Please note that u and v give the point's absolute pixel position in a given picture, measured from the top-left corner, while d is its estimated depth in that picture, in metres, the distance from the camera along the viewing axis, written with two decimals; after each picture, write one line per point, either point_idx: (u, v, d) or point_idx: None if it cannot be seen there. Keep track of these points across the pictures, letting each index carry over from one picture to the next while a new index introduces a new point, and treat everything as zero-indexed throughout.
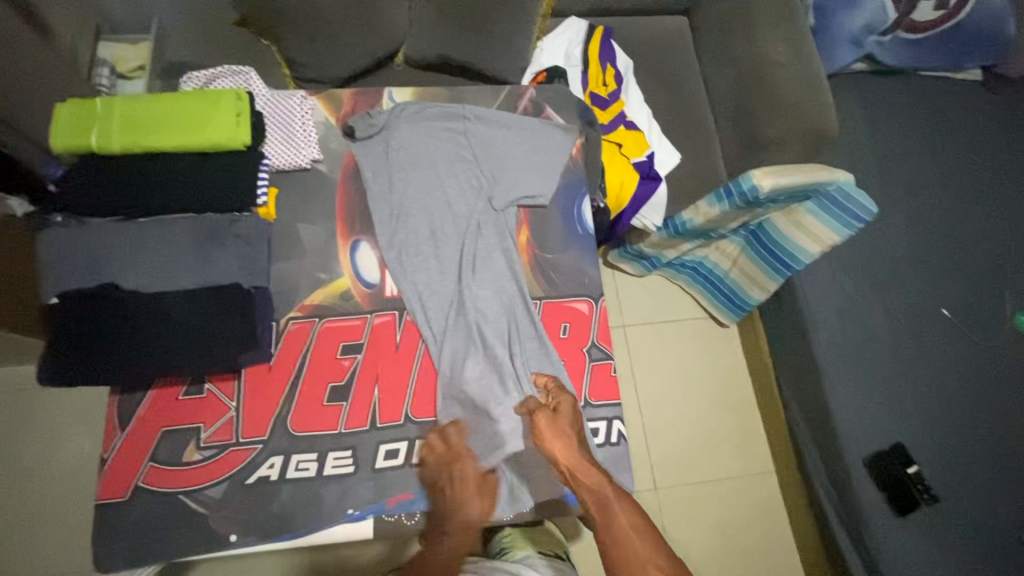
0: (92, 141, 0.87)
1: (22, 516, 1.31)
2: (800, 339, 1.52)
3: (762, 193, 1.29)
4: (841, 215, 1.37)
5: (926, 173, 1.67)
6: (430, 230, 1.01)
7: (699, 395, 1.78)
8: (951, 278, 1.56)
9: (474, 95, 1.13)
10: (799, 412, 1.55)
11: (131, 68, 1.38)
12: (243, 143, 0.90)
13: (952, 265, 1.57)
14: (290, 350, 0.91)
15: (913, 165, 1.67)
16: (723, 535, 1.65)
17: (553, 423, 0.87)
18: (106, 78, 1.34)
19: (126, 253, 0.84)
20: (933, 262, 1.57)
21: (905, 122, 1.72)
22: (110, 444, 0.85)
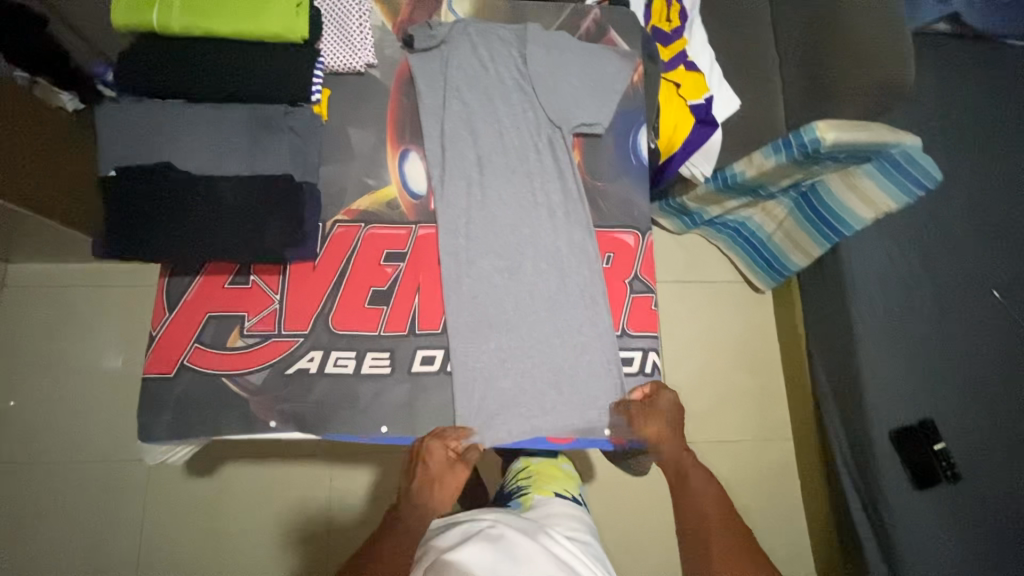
0: (154, 18, 0.85)
1: (73, 399, 1.43)
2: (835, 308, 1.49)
3: (825, 139, 1.24)
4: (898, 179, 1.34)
5: (995, 147, 1.57)
6: (477, 155, 0.98)
7: (725, 358, 1.76)
8: (1008, 259, 1.49)
9: (535, 11, 1.07)
10: (827, 381, 1.52)
11: None
12: (300, 35, 0.88)
13: (1010, 247, 1.50)
14: (334, 252, 0.92)
15: (983, 138, 1.57)
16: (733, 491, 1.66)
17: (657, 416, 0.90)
18: None
19: (184, 135, 0.84)
20: (991, 242, 1.50)
21: (982, 92, 1.61)
22: (160, 322, 0.87)
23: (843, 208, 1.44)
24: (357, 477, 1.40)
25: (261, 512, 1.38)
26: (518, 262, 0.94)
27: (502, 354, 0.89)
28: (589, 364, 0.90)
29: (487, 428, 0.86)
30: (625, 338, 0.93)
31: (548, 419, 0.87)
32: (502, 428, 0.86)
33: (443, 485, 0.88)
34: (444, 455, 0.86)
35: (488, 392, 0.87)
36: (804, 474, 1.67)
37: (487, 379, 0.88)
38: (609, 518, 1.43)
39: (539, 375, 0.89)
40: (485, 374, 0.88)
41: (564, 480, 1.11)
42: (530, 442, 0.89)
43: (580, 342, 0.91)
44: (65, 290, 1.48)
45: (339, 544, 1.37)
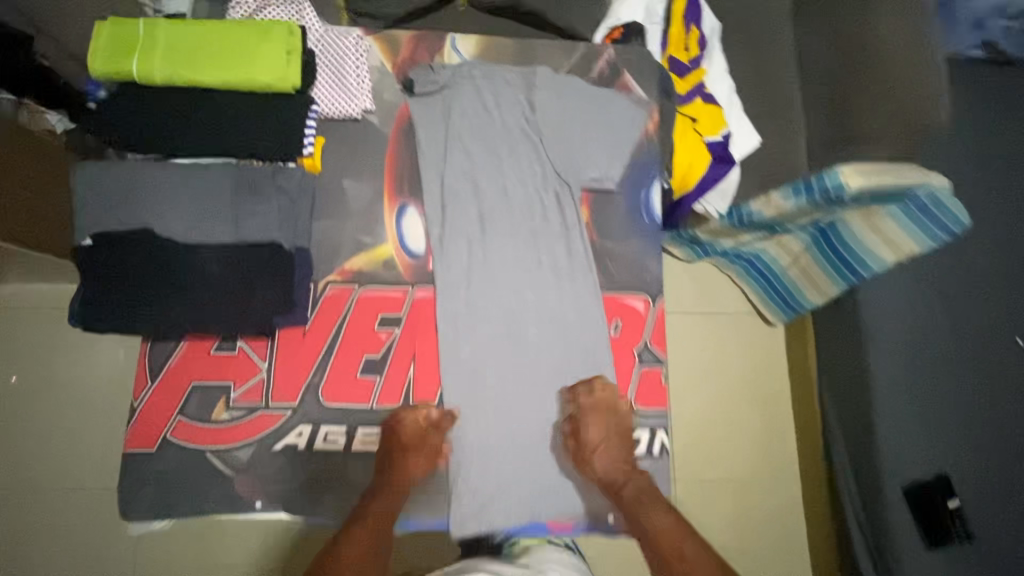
0: (133, 69, 0.79)
1: None
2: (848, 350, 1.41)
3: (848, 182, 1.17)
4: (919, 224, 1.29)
5: None
6: (479, 211, 0.92)
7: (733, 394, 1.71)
8: None
9: (545, 50, 0.99)
10: (838, 423, 1.48)
11: None
12: (292, 85, 0.83)
13: None
14: (326, 318, 0.86)
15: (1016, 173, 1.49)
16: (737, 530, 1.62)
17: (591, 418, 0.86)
18: None
19: (166, 200, 0.79)
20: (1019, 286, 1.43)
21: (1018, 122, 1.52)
22: (141, 393, 0.82)
23: (863, 249, 1.37)
24: None
25: None
26: (521, 331, 0.89)
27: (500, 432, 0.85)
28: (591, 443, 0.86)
29: (485, 512, 0.83)
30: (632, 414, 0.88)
31: (547, 500, 0.85)
32: (498, 510, 0.83)
33: (413, 459, 0.82)
34: (416, 426, 0.83)
35: (487, 469, 0.84)
36: (808, 514, 1.63)
37: (483, 460, 0.84)
38: None
39: (539, 454, 0.85)
40: (482, 454, 0.84)
41: None
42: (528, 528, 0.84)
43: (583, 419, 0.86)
44: None
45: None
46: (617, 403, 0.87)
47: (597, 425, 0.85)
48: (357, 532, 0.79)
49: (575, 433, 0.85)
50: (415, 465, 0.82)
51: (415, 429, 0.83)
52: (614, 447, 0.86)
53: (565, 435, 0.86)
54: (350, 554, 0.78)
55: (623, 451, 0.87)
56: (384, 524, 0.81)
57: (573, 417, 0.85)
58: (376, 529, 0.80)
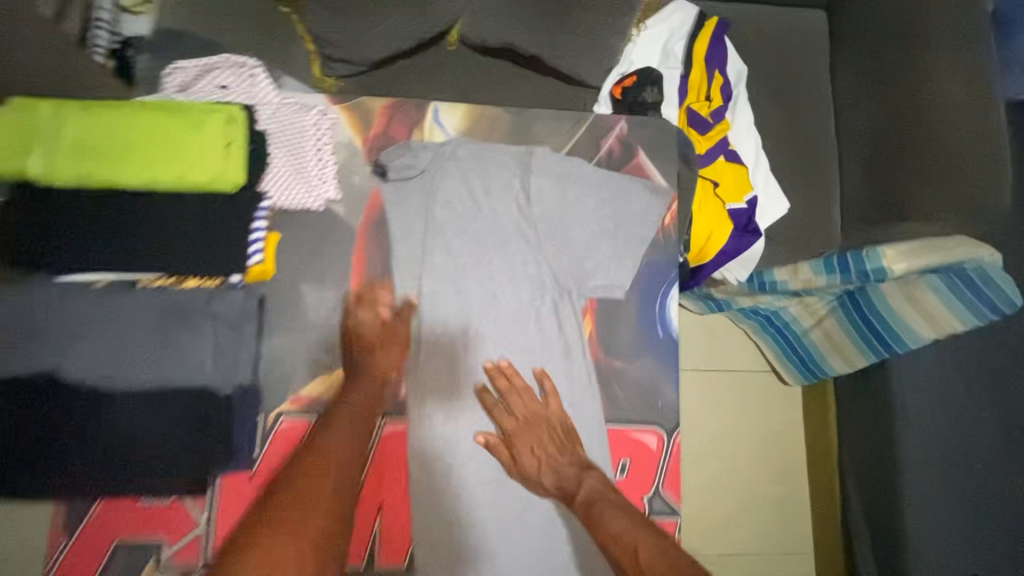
0: (36, 169, 0.64)
1: None
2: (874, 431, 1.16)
3: (886, 258, 0.99)
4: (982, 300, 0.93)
5: None
6: (462, 324, 0.77)
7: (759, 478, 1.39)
8: None
9: (544, 123, 0.85)
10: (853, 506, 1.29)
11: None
12: (234, 182, 0.68)
13: None
14: (280, 458, 0.70)
15: None
16: None
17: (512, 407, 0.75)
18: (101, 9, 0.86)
19: (78, 339, 0.66)
20: None
21: None
22: (54, 550, 0.65)
23: (897, 316, 1.05)
24: None
25: None
26: (509, 475, 0.74)
27: None
28: None
29: None
30: None
31: None
32: None
33: (385, 356, 0.75)
34: (375, 320, 0.76)
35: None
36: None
37: None
38: None
39: None
40: None
41: None
42: None
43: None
44: None
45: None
46: (547, 414, 0.76)
47: (527, 438, 0.75)
48: (315, 471, 0.67)
49: (501, 447, 0.74)
50: (386, 355, 0.75)
51: (374, 323, 0.75)
52: (554, 457, 0.75)
53: (498, 443, 0.75)
54: (307, 495, 0.66)
55: (569, 455, 0.75)
56: (352, 458, 0.70)
57: (504, 421, 0.75)
58: (343, 470, 0.69)
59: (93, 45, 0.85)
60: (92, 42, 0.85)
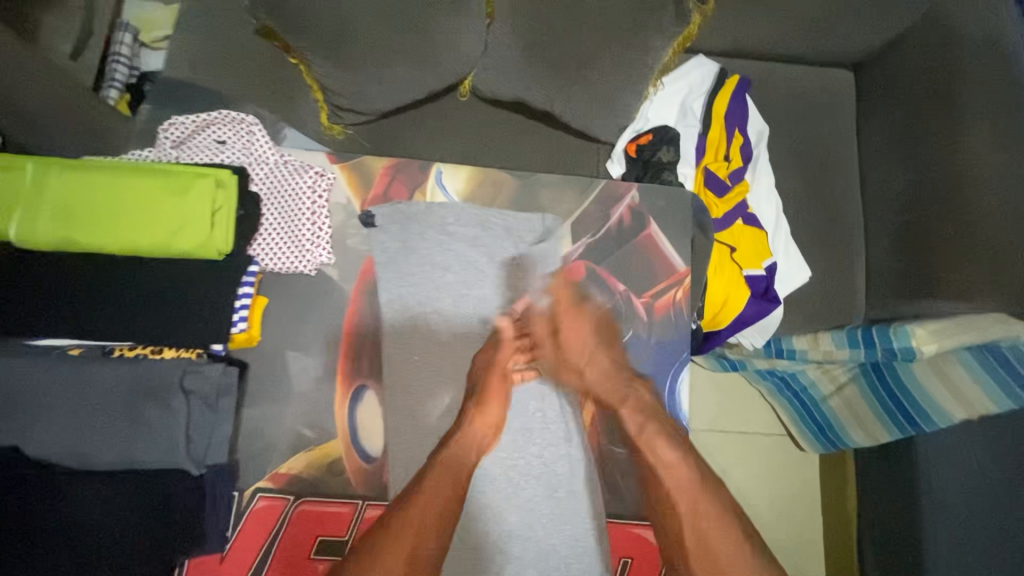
0: (12, 231, 0.61)
1: None
2: (893, 516, 1.04)
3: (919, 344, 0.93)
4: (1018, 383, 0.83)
5: None
6: (455, 397, 0.73)
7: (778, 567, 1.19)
8: None
9: (552, 190, 0.81)
10: None
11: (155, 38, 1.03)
12: (219, 251, 0.65)
13: None
14: (251, 539, 0.68)
15: None
16: None
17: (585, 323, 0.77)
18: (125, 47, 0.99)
19: (34, 411, 0.60)
20: None
21: None
22: None
23: (923, 393, 0.94)
24: None
25: None
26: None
27: None
28: None
29: None
30: None
31: None
32: None
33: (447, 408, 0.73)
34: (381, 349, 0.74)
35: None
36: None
37: None
38: None
39: None
40: None
41: None
42: None
43: None
44: None
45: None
46: (565, 440, 0.74)
47: (573, 323, 0.77)
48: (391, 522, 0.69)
49: (545, 333, 0.76)
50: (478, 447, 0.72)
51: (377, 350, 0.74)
52: (599, 348, 0.76)
53: (537, 339, 0.76)
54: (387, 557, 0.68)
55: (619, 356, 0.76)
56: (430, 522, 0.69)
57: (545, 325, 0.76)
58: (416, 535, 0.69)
59: (111, 81, 0.96)
60: (110, 78, 0.96)
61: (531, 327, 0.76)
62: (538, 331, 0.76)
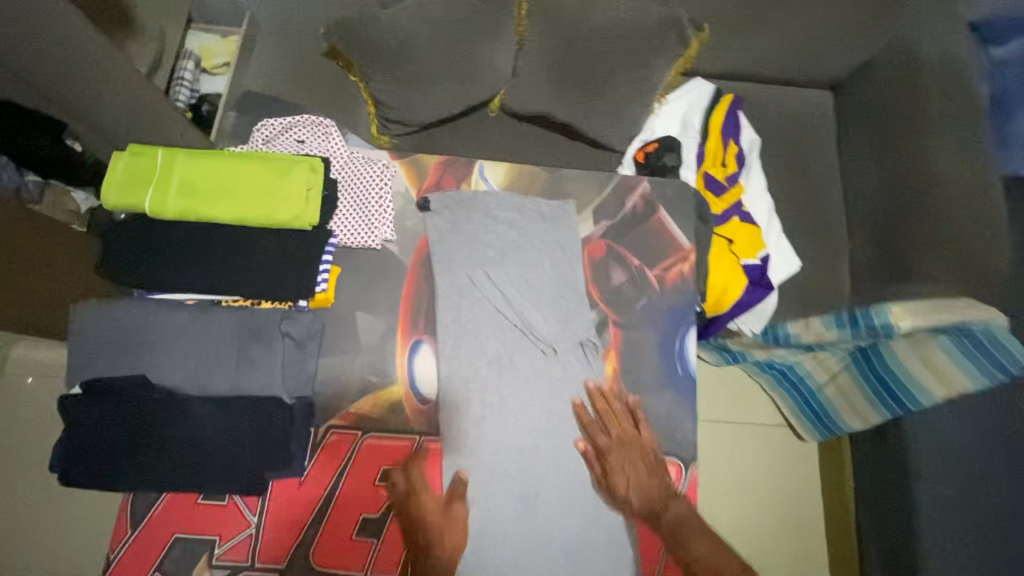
0: (146, 202, 0.76)
1: None
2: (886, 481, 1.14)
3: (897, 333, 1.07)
4: (988, 358, 1.01)
5: None
6: (498, 351, 0.86)
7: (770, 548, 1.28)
8: None
9: (577, 181, 0.95)
10: None
11: (215, 64, 1.15)
12: (310, 222, 0.79)
13: None
14: (324, 467, 0.80)
15: None
16: None
17: (626, 454, 0.83)
18: (189, 72, 1.13)
19: (159, 345, 0.74)
20: None
21: None
22: (119, 541, 0.76)
23: (908, 377, 1.08)
24: None
25: None
26: (539, 507, 0.80)
27: None
28: None
29: None
30: None
31: None
32: None
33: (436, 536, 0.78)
34: (430, 494, 0.80)
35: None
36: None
37: None
38: None
39: None
40: None
41: None
42: None
43: None
44: None
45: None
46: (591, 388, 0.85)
47: (619, 455, 0.83)
48: None
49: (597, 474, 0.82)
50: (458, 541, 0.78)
51: (425, 492, 0.80)
52: (641, 478, 0.82)
53: (593, 472, 0.82)
54: None
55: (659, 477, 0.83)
56: None
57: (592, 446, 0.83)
58: None
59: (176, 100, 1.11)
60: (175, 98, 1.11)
61: (594, 464, 0.83)
62: (597, 472, 0.82)
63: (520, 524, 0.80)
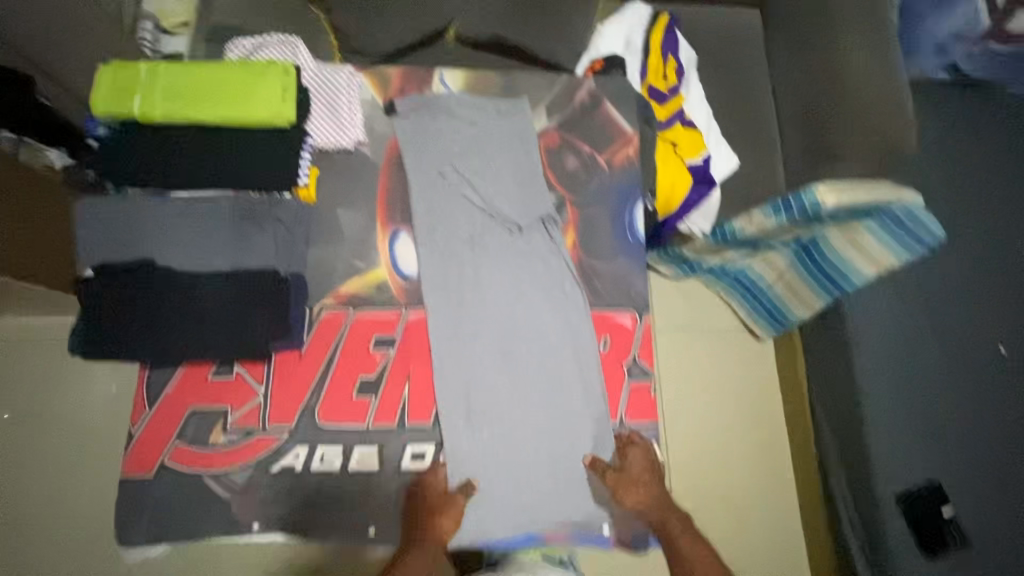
0: (135, 107, 0.83)
1: None
2: None
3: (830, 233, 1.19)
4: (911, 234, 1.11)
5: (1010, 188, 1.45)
6: (469, 232, 0.96)
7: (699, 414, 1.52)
8: None
9: (529, 82, 1.05)
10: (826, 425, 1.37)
11: (175, 23, 1.21)
12: (288, 119, 0.85)
13: None
14: (323, 340, 0.89)
15: (1003, 184, 1.45)
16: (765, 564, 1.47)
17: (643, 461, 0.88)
18: (149, 32, 1.18)
19: (162, 231, 0.82)
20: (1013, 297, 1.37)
21: (1005, 136, 1.49)
22: (138, 419, 0.84)
23: (844, 263, 1.22)
24: None
25: None
26: (517, 359, 0.91)
27: (501, 453, 0.87)
28: (582, 455, 0.89)
29: (484, 520, 0.85)
30: (623, 428, 0.91)
31: (542, 512, 0.86)
32: (506, 525, 0.85)
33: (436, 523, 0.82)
34: (439, 486, 0.84)
35: (479, 487, 0.85)
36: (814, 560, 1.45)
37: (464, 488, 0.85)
38: None
39: (517, 469, 0.87)
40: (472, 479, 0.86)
41: None
42: (521, 536, 0.86)
43: (579, 436, 0.89)
44: None
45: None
46: (555, 258, 0.95)
47: (636, 461, 0.88)
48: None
49: (614, 476, 0.87)
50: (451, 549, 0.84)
51: (437, 489, 0.84)
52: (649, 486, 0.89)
53: (608, 478, 0.87)
54: None
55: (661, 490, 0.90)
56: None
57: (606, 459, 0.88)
58: None
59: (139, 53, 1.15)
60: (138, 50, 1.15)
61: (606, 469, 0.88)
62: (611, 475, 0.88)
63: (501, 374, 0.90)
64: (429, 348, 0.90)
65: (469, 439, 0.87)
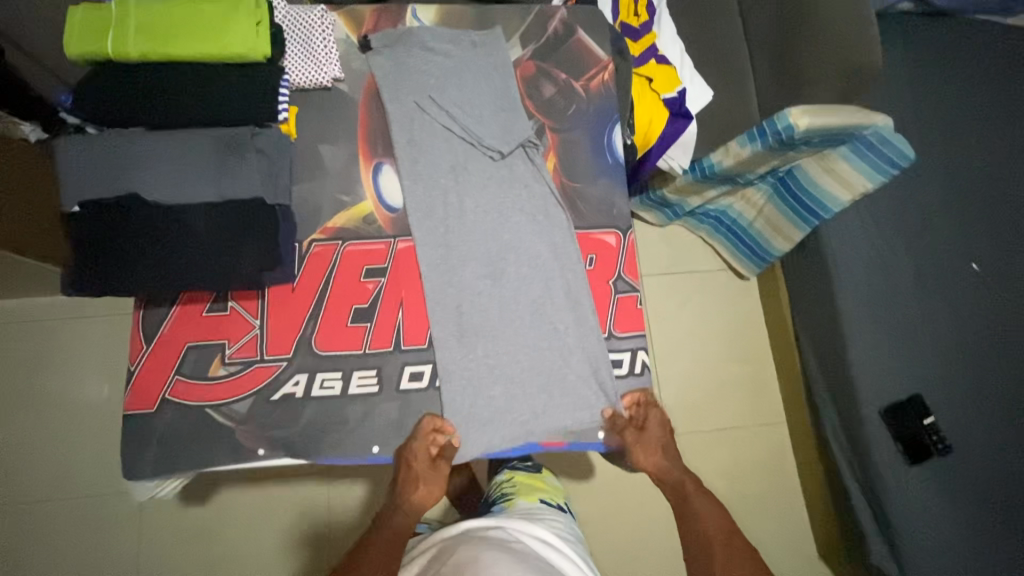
0: (109, 45, 0.83)
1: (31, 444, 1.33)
2: None
3: (802, 154, 1.23)
4: (881, 159, 1.18)
5: (975, 113, 1.49)
6: (453, 162, 0.97)
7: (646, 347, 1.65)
8: (999, 235, 1.39)
9: (501, 15, 1.06)
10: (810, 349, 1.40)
11: None
12: (263, 53, 0.86)
13: (999, 218, 1.41)
14: (313, 272, 0.91)
15: (969, 110, 1.49)
16: (756, 489, 1.52)
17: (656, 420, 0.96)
18: None
19: (145, 166, 0.82)
20: (984, 216, 1.41)
21: (969, 63, 1.52)
22: (137, 356, 0.86)
23: (819, 192, 1.27)
24: (345, 503, 1.34)
25: (243, 543, 1.32)
26: (506, 279, 0.93)
27: (497, 369, 0.89)
28: (576, 367, 0.91)
29: (482, 434, 0.87)
30: (613, 340, 0.93)
31: (541, 422, 0.88)
32: (504, 437, 0.87)
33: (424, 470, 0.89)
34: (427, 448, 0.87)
35: (478, 402, 0.88)
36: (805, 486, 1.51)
37: (463, 404, 0.87)
38: (599, 518, 1.40)
39: (514, 383, 0.89)
40: (470, 397, 0.88)
41: (549, 490, 1.14)
42: (524, 447, 0.89)
43: (572, 349, 0.91)
44: (28, 328, 1.38)
45: (340, 539, 1.33)
46: (537, 181, 0.97)
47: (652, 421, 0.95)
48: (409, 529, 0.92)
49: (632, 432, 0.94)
50: (431, 507, 0.96)
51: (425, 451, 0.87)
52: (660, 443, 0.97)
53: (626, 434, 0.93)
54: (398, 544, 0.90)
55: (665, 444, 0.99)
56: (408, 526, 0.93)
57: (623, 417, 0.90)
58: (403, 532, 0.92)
59: None
60: None
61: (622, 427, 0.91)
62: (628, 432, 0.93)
63: (492, 293, 0.92)
64: (419, 273, 0.92)
65: (463, 358, 0.89)
